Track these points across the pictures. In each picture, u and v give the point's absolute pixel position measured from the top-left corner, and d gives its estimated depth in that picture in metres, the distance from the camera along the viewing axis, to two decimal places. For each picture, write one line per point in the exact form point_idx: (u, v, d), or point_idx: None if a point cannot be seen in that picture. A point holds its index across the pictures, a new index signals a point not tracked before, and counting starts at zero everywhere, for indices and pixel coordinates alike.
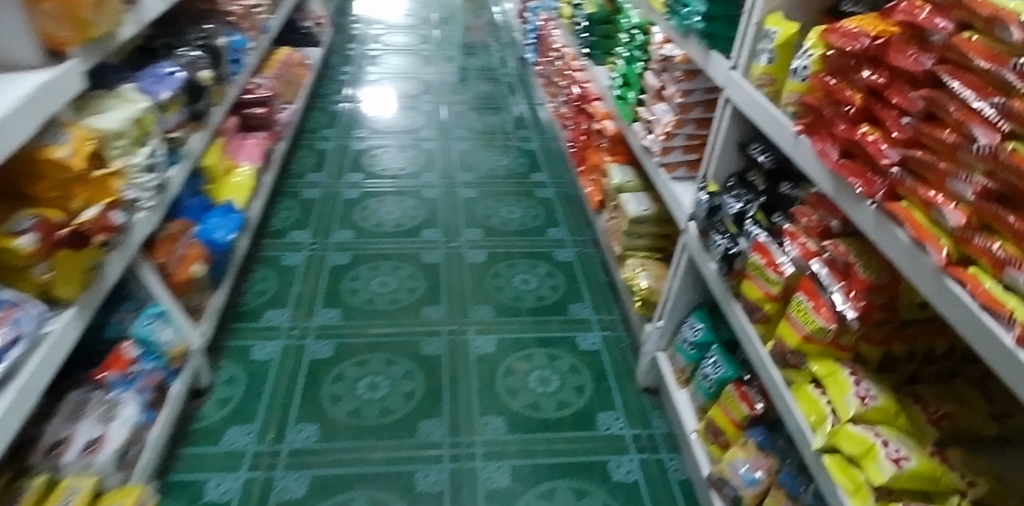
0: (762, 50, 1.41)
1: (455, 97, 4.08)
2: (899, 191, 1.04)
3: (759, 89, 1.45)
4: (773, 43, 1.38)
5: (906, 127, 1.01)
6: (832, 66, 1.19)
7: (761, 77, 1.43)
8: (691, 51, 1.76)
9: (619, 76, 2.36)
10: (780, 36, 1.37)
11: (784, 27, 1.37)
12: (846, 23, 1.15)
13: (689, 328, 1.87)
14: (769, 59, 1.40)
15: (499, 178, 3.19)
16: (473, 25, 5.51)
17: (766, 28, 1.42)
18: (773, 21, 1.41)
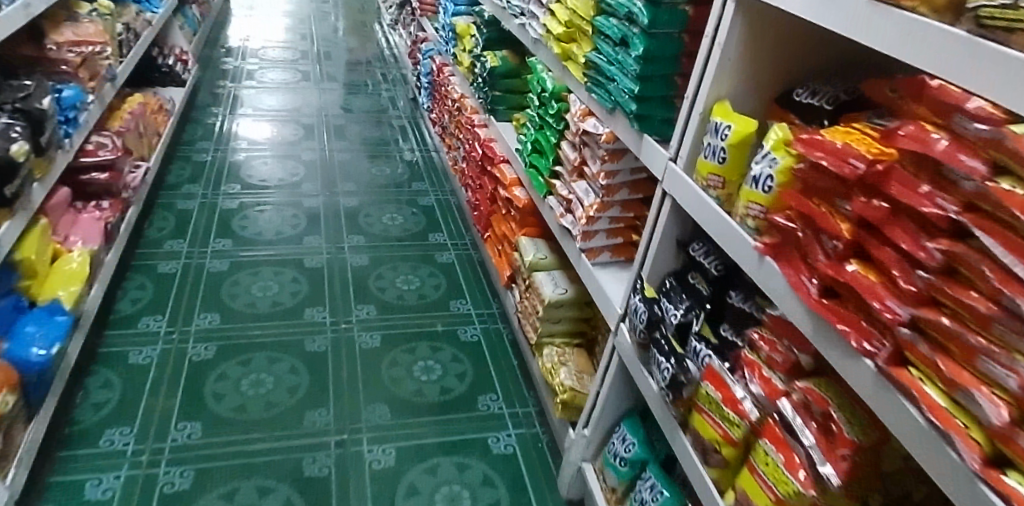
0: (710, 145, 1.21)
1: (341, 143, 3.71)
2: (906, 354, 0.86)
3: (706, 190, 1.24)
4: (724, 140, 1.18)
5: (918, 279, 0.83)
6: (808, 183, 1.00)
7: (708, 175, 1.23)
8: (618, 130, 1.56)
9: (530, 143, 2.14)
10: (733, 131, 1.16)
11: (736, 120, 1.17)
12: (828, 135, 0.97)
13: (618, 441, 1.62)
14: (720, 158, 1.19)
15: (393, 240, 2.86)
16: (359, 60, 5.15)
17: (714, 119, 1.22)
18: (720, 113, 1.21)
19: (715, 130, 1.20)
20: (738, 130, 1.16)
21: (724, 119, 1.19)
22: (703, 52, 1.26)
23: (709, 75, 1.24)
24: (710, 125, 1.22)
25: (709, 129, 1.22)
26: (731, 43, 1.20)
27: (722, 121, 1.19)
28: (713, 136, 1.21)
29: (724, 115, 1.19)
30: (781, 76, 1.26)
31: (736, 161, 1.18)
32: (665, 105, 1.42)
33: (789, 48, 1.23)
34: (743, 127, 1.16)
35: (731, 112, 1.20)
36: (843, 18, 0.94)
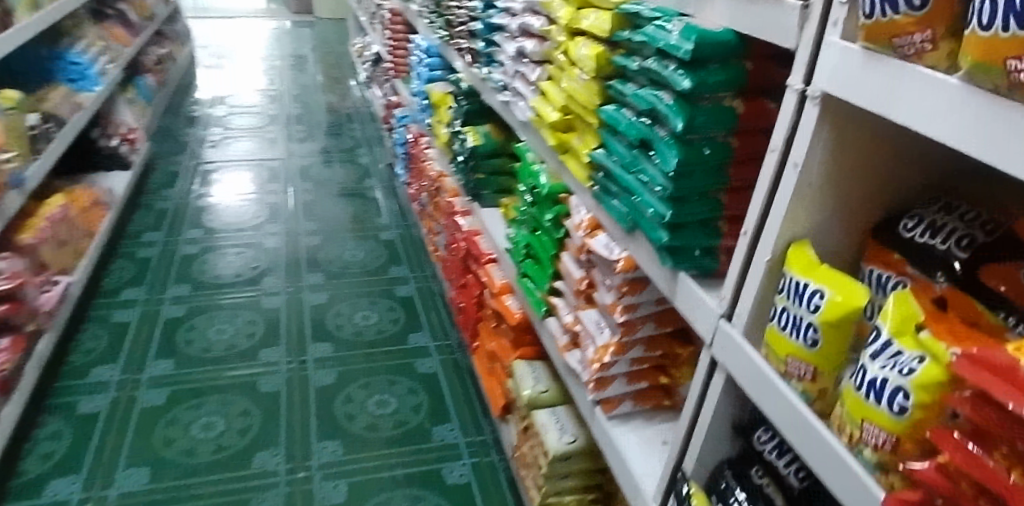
0: (793, 315, 0.80)
1: (308, 224, 3.33)
2: None
3: (785, 379, 0.82)
4: (814, 313, 0.76)
5: None
6: (983, 427, 0.58)
7: (788, 358, 0.81)
8: (638, 255, 1.14)
9: (522, 244, 1.75)
10: (828, 301, 0.75)
11: (830, 282, 0.76)
12: (1021, 359, 0.55)
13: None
14: (809, 338, 0.77)
15: (365, 350, 2.47)
16: (335, 120, 4.82)
17: (791, 276, 0.81)
18: (803, 268, 0.80)
19: (798, 295, 0.79)
20: (835, 299, 0.74)
21: (811, 278, 0.78)
22: (763, 172, 0.85)
23: (776, 207, 0.83)
24: (789, 284, 0.81)
25: (787, 289, 0.81)
26: (812, 165, 0.79)
27: (807, 281, 0.78)
28: (795, 302, 0.80)
29: (811, 273, 0.78)
30: (881, 199, 0.85)
31: (834, 347, 0.76)
32: (705, 232, 1.02)
33: (891, 162, 0.83)
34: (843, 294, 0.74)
35: (822, 268, 0.79)
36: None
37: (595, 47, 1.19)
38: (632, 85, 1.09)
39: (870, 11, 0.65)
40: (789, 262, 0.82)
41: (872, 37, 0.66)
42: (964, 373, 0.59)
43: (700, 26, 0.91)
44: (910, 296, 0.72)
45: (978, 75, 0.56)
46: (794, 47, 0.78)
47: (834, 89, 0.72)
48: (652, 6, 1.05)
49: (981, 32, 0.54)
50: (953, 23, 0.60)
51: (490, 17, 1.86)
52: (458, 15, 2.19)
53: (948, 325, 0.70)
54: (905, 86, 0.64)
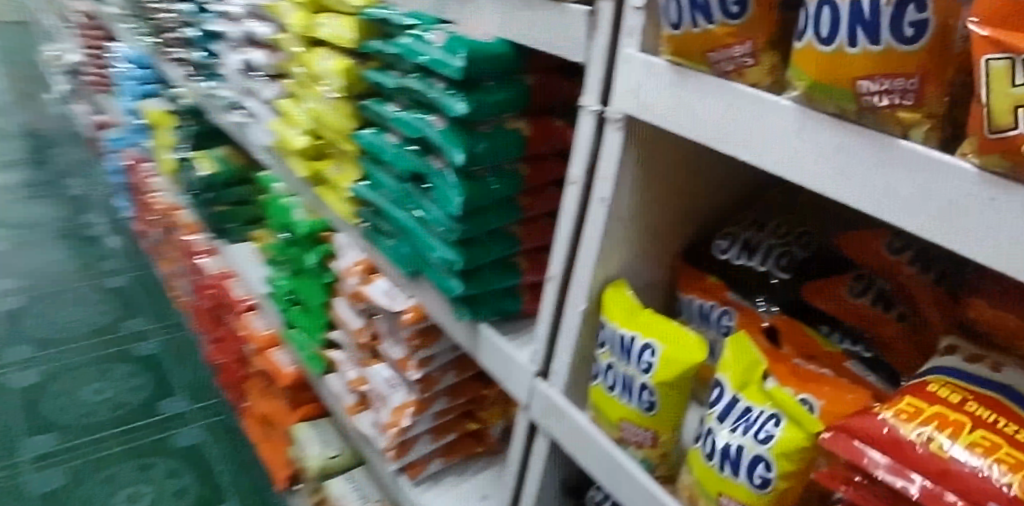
0: (620, 375, 0.67)
1: (4, 281, 2.64)
2: None
3: (618, 445, 0.70)
4: (647, 373, 0.64)
5: None
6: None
7: (621, 424, 0.68)
8: (427, 304, 0.96)
9: (284, 289, 1.48)
10: (662, 358, 0.63)
11: (660, 334, 0.65)
12: (903, 427, 0.46)
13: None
14: (644, 401, 0.65)
15: (102, 433, 1.99)
16: (30, 144, 3.94)
17: (613, 328, 0.68)
18: (626, 319, 0.68)
19: (625, 351, 0.67)
20: (669, 355, 0.63)
21: (636, 331, 0.66)
22: (563, 208, 0.72)
23: (586, 249, 0.70)
24: (612, 338, 0.68)
25: (610, 344, 0.69)
26: (621, 197, 0.67)
27: (633, 335, 0.66)
28: (622, 359, 0.67)
29: (637, 325, 0.66)
30: (690, 219, 0.76)
31: (673, 407, 0.65)
32: (503, 274, 0.87)
33: (698, 178, 0.74)
34: (678, 348, 0.63)
35: (647, 316, 0.67)
36: (865, 182, 0.46)
37: (339, 61, 0.98)
38: (393, 108, 0.91)
39: (679, 18, 0.53)
40: (607, 312, 0.70)
41: (681, 50, 0.55)
42: (836, 449, 0.48)
43: (467, 37, 0.75)
44: (746, 337, 0.64)
45: (818, 97, 0.46)
46: (583, 61, 0.65)
47: (640, 111, 0.60)
48: (403, 12, 0.87)
49: (820, 46, 0.45)
50: (773, 32, 0.51)
51: (204, 23, 1.54)
52: (167, 20, 1.82)
53: (788, 367, 0.62)
54: (721, 107, 0.54)
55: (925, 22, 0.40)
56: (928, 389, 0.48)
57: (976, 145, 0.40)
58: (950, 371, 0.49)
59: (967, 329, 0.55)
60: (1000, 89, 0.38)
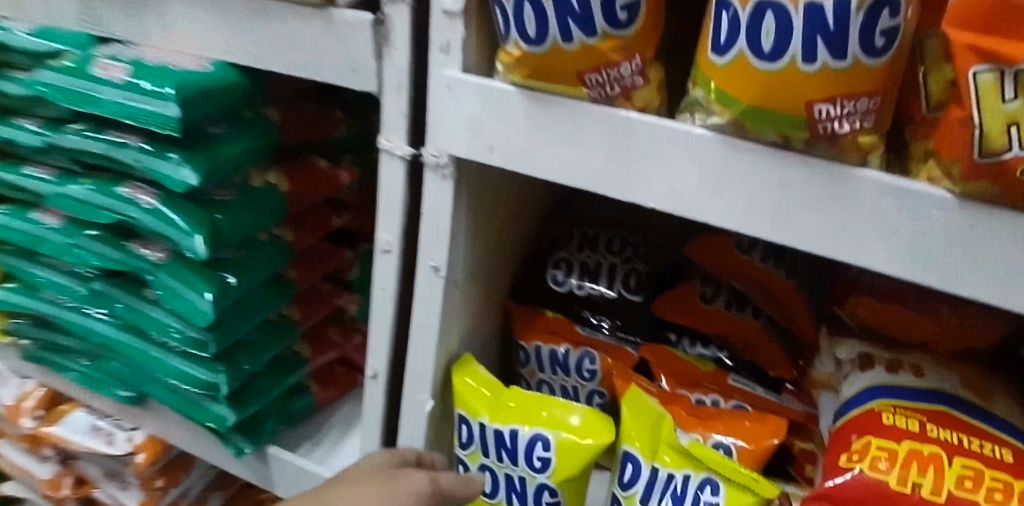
0: (505, 477, 0.53)
1: None
2: None
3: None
4: (544, 472, 0.51)
5: None
6: None
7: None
8: (170, 435, 0.68)
9: None
10: (559, 451, 0.51)
11: (548, 419, 0.52)
12: (892, 481, 0.40)
13: (357, 468, 0.51)
14: (543, 504, 0.52)
15: None
16: None
17: (482, 425, 0.53)
18: (495, 409, 0.53)
19: (506, 451, 0.52)
20: (567, 446, 0.50)
21: (516, 423, 0.52)
22: (376, 286, 0.53)
23: (419, 333, 0.53)
24: (482, 435, 0.53)
25: (481, 442, 0.53)
26: (456, 258, 0.52)
27: (513, 428, 0.52)
28: (504, 460, 0.53)
29: (515, 415, 0.52)
30: (513, 253, 0.63)
31: (577, 498, 0.53)
32: (285, 372, 0.64)
33: (518, 206, 0.62)
34: (576, 435, 0.51)
35: (520, 397, 0.54)
36: (813, 220, 0.38)
37: None
38: (41, 175, 0.59)
39: (540, 32, 0.38)
40: (461, 404, 0.54)
41: (540, 72, 0.40)
42: None
43: (167, 65, 0.49)
44: (639, 390, 0.54)
45: (753, 125, 0.36)
46: (374, 90, 0.47)
47: (483, 154, 0.45)
48: (25, 29, 0.55)
49: (759, 63, 0.34)
50: (655, 44, 0.40)
51: None
52: None
53: (687, 408, 0.56)
54: (605, 141, 0.41)
55: (893, 29, 0.33)
56: (883, 420, 0.43)
57: (957, 169, 0.34)
58: (885, 390, 0.45)
59: (856, 327, 0.52)
60: (991, 106, 0.32)
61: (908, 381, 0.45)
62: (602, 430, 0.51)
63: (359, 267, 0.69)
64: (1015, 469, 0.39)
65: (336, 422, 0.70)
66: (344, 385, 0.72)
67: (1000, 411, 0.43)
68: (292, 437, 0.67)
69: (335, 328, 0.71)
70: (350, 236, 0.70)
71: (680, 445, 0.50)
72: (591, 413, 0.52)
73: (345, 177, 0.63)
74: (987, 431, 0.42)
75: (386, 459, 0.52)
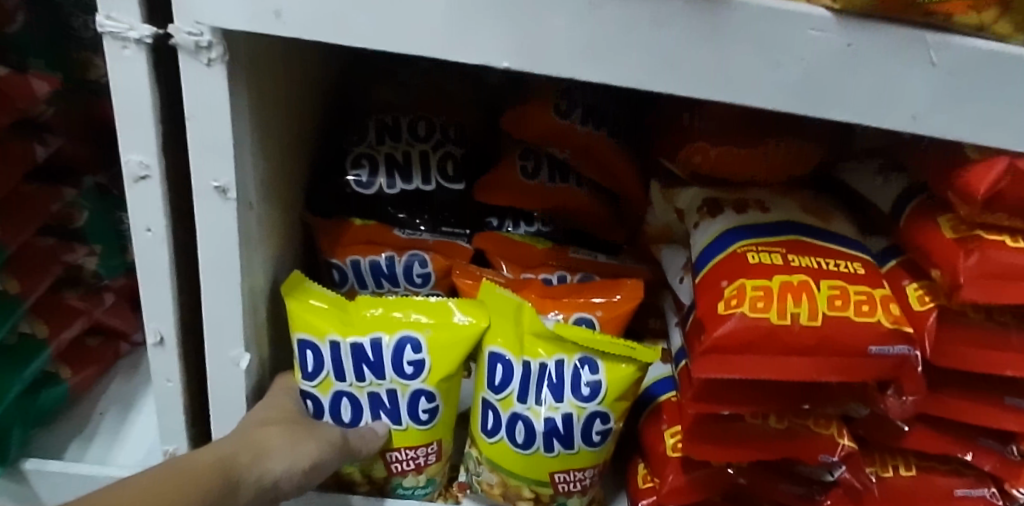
0: (369, 397, 0.45)
1: None
2: None
3: (387, 484, 0.49)
4: (417, 377, 0.45)
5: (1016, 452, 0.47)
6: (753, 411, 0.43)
7: (388, 459, 0.47)
8: None
9: None
10: (432, 349, 0.45)
11: (410, 319, 0.45)
12: (772, 317, 0.40)
13: (264, 409, 0.43)
14: (419, 413, 0.46)
15: None
16: None
17: (333, 344, 0.44)
18: (347, 322, 0.45)
19: (369, 365, 0.44)
20: (440, 342, 0.45)
21: (377, 330, 0.44)
22: (135, 226, 0.38)
23: (213, 278, 0.40)
24: (336, 356, 0.44)
25: (335, 365, 0.45)
26: (244, 174, 0.39)
27: (375, 337, 0.44)
28: (366, 375, 0.45)
29: (373, 322, 0.45)
30: (300, 157, 0.52)
31: (450, 407, 0.47)
32: (17, 362, 0.46)
33: (298, 97, 0.50)
34: (446, 326, 0.45)
35: (373, 302, 0.46)
36: (690, 61, 0.33)
37: None
38: None
39: None
40: (299, 329, 0.44)
41: None
42: (713, 373, 0.41)
43: None
44: (494, 283, 0.47)
45: None
46: None
47: (268, 22, 0.32)
48: None
49: None
50: None
51: None
52: None
53: (539, 289, 0.51)
54: None
55: None
56: (749, 259, 0.43)
57: None
58: (740, 232, 0.45)
59: (689, 172, 0.51)
60: None
61: (745, 210, 0.47)
62: (482, 308, 0.46)
63: (90, 210, 0.51)
64: (868, 279, 0.43)
65: (108, 406, 0.54)
66: (105, 360, 0.55)
67: (836, 227, 0.46)
68: (52, 441, 0.50)
69: (74, 293, 0.52)
70: (67, 168, 0.50)
71: (547, 331, 0.45)
72: (462, 301, 0.47)
73: (42, 87, 0.43)
74: (834, 249, 0.44)
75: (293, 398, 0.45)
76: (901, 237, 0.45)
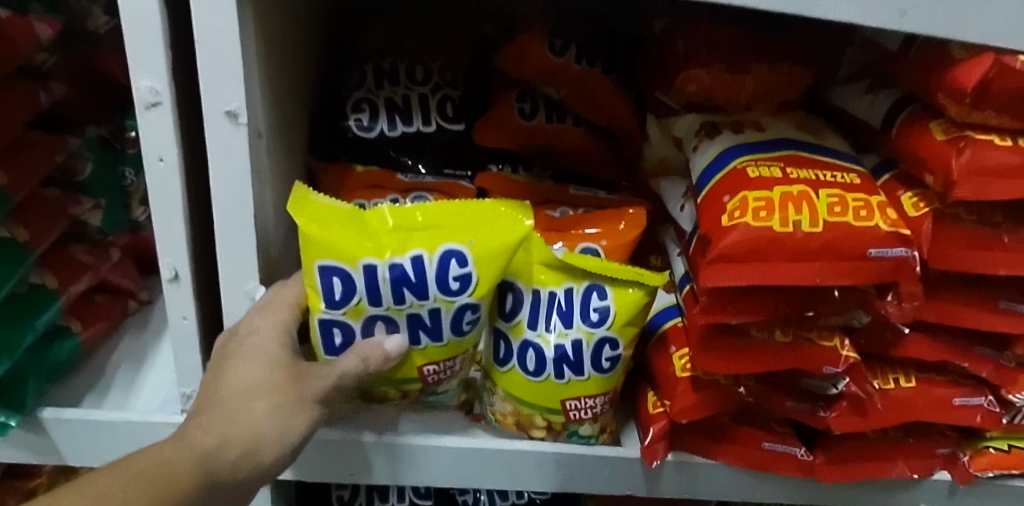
0: (409, 319, 0.43)
1: None
2: (1001, 455, 0.52)
3: (423, 392, 0.48)
4: (463, 292, 0.42)
5: (1005, 355, 0.49)
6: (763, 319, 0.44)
7: (425, 373, 0.46)
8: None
9: None
10: (478, 261, 0.42)
11: (450, 231, 0.42)
12: (776, 225, 0.41)
13: (252, 358, 0.41)
14: (462, 326, 0.44)
15: None
16: None
17: (369, 268, 0.41)
18: (377, 242, 0.41)
19: (410, 286, 0.42)
20: (485, 253, 0.42)
21: (417, 247, 0.41)
22: (147, 155, 0.38)
23: (227, 209, 0.40)
24: (372, 279, 0.41)
25: (371, 290, 0.42)
26: (252, 102, 0.39)
27: (416, 255, 0.41)
28: (407, 297, 0.42)
29: (412, 238, 0.41)
30: (302, 103, 0.53)
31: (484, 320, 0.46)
32: (31, 312, 0.46)
33: (297, 41, 0.50)
34: (487, 237, 0.42)
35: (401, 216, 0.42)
36: None
37: None
38: None
39: None
40: (327, 257, 0.41)
41: None
42: (724, 281, 0.42)
43: None
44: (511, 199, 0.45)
45: None
46: None
47: None
48: None
49: None
50: None
51: None
52: None
53: (544, 223, 0.52)
54: None
55: None
56: (750, 175, 0.44)
57: None
58: (740, 149, 0.46)
59: (684, 101, 0.53)
60: None
61: (740, 130, 0.48)
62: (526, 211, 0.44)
63: (93, 161, 0.52)
64: (864, 188, 0.44)
65: (120, 361, 0.54)
66: (112, 317, 0.55)
67: (831, 143, 0.48)
68: (66, 395, 0.50)
69: (80, 247, 0.52)
70: (68, 121, 0.51)
71: (556, 261, 0.45)
72: (502, 208, 0.43)
73: (43, 30, 0.43)
74: (830, 162, 0.46)
75: (286, 334, 0.42)
76: (894, 148, 0.46)
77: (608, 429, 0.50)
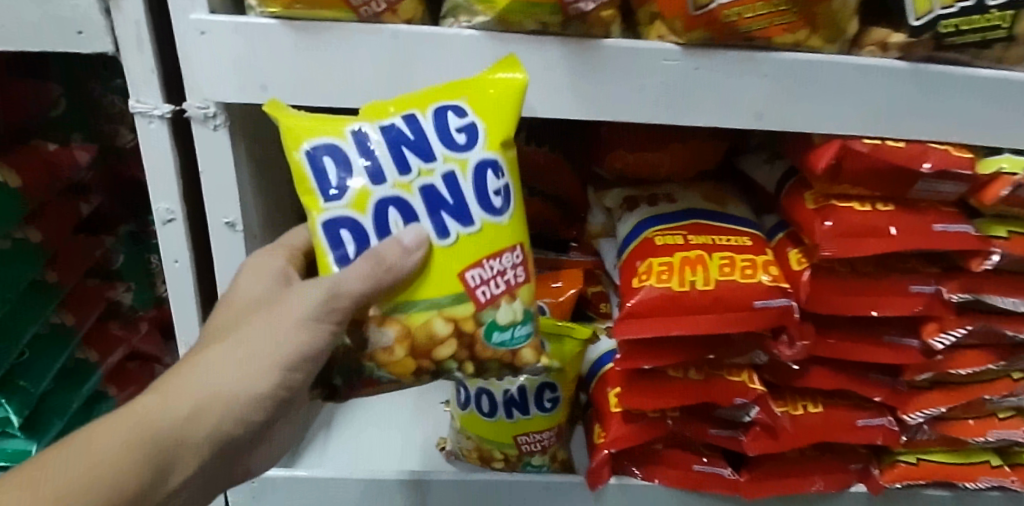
0: (422, 195, 0.40)
1: None
2: (908, 467, 0.60)
3: (478, 328, 0.41)
4: (470, 147, 0.41)
5: (896, 380, 0.57)
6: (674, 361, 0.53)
7: (468, 280, 0.41)
8: None
9: None
10: (477, 109, 0.41)
11: (441, 89, 0.41)
12: (675, 285, 0.50)
13: (232, 306, 0.43)
14: (489, 196, 0.41)
15: None
16: None
17: (360, 133, 0.40)
18: (370, 110, 0.41)
19: (410, 146, 0.40)
20: (482, 99, 0.41)
21: (410, 106, 0.41)
22: (166, 259, 0.49)
23: None
24: (369, 144, 0.40)
25: (366, 161, 0.40)
26: (248, 210, 0.50)
27: (410, 114, 0.40)
28: (411, 161, 0.40)
29: (404, 100, 0.41)
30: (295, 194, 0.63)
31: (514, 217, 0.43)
32: (76, 382, 0.57)
33: None
34: (481, 84, 0.41)
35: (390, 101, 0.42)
36: (582, 93, 0.43)
37: None
38: None
39: None
40: (320, 127, 0.41)
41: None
42: (636, 332, 0.50)
43: None
44: None
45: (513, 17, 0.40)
46: (110, 49, 0.40)
47: (258, 95, 0.42)
48: None
49: None
50: None
51: None
52: None
53: None
54: (382, 58, 0.41)
55: None
56: (657, 243, 0.54)
57: (680, 24, 0.41)
58: (651, 221, 0.56)
59: (615, 175, 0.62)
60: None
61: (654, 203, 0.58)
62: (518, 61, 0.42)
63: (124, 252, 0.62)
64: (752, 249, 0.53)
65: None
66: (142, 380, 0.65)
67: (732, 209, 0.57)
68: None
69: (116, 323, 0.63)
70: (103, 221, 0.62)
71: None
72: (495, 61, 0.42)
73: (83, 155, 0.55)
74: (727, 228, 0.55)
75: (276, 273, 0.44)
76: (783, 212, 0.55)
77: (557, 459, 0.59)
